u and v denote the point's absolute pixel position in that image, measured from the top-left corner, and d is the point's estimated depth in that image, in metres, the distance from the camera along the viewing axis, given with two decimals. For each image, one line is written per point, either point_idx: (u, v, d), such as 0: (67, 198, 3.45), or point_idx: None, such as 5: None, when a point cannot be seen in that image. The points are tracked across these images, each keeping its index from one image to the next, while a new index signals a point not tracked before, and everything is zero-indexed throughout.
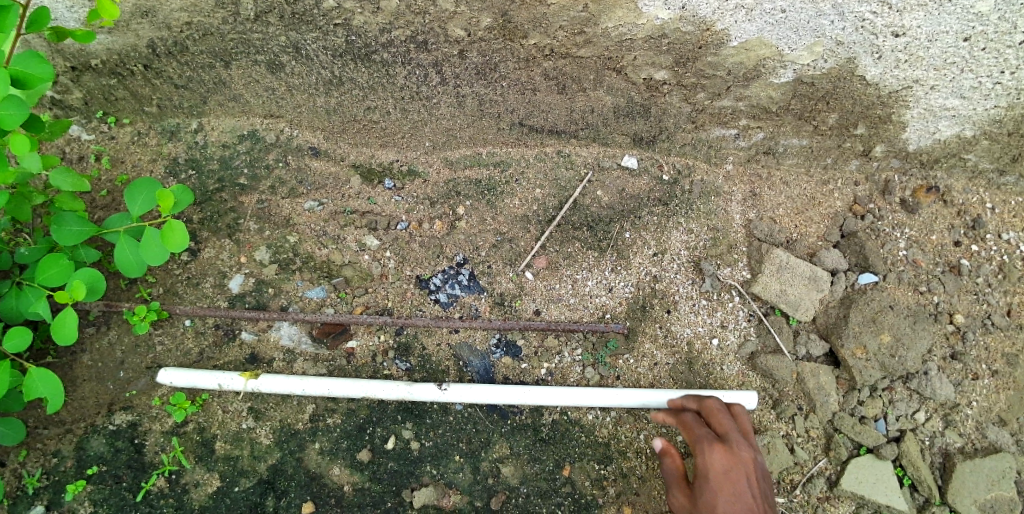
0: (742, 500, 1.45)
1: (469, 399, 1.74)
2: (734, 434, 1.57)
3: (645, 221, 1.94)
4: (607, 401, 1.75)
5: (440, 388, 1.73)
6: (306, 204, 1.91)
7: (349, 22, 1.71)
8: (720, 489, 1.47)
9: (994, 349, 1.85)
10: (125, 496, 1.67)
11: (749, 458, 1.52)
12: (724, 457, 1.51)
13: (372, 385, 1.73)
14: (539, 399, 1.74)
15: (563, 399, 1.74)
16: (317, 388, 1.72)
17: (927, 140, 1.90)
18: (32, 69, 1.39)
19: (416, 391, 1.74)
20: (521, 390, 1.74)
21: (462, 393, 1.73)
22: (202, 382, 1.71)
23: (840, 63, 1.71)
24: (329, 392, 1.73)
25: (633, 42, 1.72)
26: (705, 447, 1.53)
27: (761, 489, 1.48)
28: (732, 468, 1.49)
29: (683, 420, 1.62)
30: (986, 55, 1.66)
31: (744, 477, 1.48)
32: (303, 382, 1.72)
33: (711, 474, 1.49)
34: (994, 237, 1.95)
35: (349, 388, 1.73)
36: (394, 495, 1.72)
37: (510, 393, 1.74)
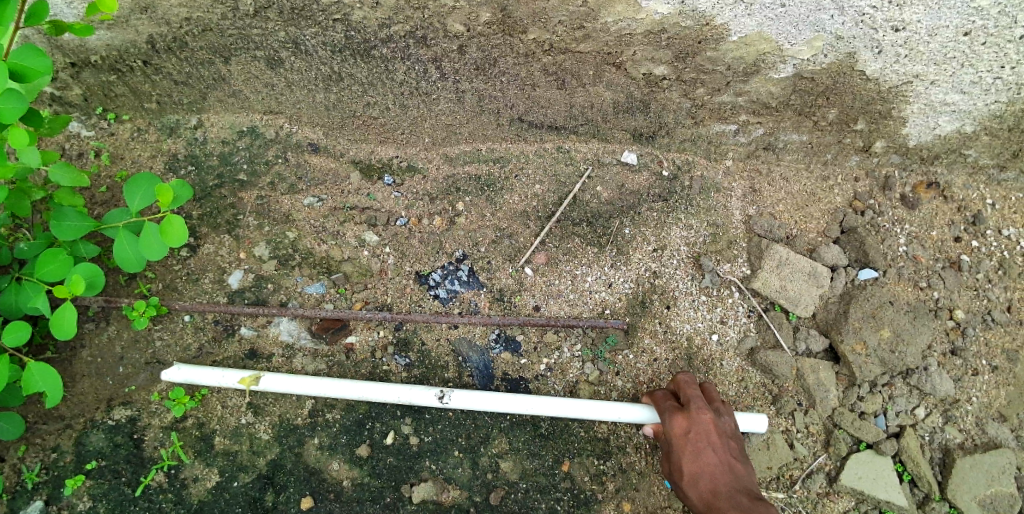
0: (702, 457, 1.57)
1: (471, 406, 1.70)
2: (695, 396, 1.64)
3: (645, 217, 1.94)
4: (618, 416, 1.69)
5: (439, 398, 1.69)
6: (305, 200, 1.91)
7: (348, 17, 1.70)
8: (682, 451, 1.58)
9: (994, 345, 1.85)
10: (124, 490, 1.67)
11: (709, 417, 1.60)
12: (684, 421, 1.60)
13: (367, 388, 1.69)
14: (546, 410, 1.70)
15: (571, 411, 1.70)
16: (313, 389, 1.69)
17: (928, 135, 1.90)
18: (31, 62, 1.39)
19: (415, 398, 1.70)
20: (528, 400, 1.70)
21: (462, 400, 1.69)
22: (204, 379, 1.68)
23: (840, 58, 1.70)
24: (325, 393, 1.70)
25: (632, 37, 1.72)
26: (666, 416, 1.62)
27: (722, 444, 1.58)
28: (692, 429, 1.59)
29: (651, 394, 1.70)
30: (987, 50, 1.65)
31: (704, 435, 1.58)
32: (299, 382, 1.69)
33: (674, 440, 1.59)
34: (994, 233, 1.95)
35: (344, 390, 1.69)
36: (393, 490, 1.72)
37: (516, 403, 1.70)
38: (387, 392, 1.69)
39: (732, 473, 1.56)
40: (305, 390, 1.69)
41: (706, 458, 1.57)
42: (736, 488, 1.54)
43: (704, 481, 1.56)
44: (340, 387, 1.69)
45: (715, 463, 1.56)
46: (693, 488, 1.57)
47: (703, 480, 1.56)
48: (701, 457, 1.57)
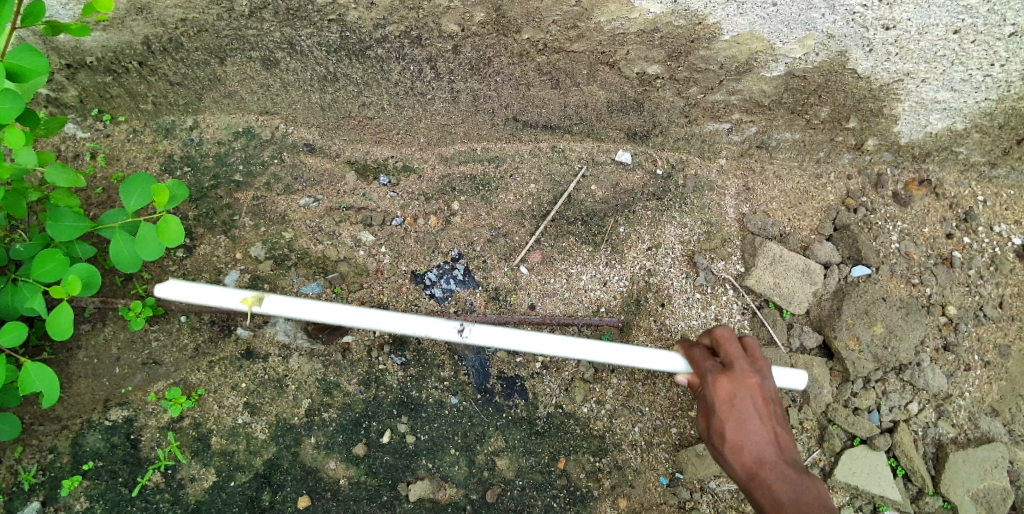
0: (748, 423, 1.39)
1: (492, 343, 1.56)
2: (741, 356, 1.45)
3: (639, 216, 1.95)
4: (654, 363, 1.54)
5: (460, 331, 1.54)
6: (302, 200, 1.91)
7: (343, 18, 1.71)
8: (725, 416, 1.40)
9: (986, 340, 1.87)
10: (121, 491, 1.67)
11: (756, 380, 1.42)
12: (728, 384, 1.41)
13: (379, 317, 1.52)
14: (576, 353, 1.54)
15: (606, 355, 1.54)
16: (317, 315, 1.52)
17: (919, 133, 1.92)
18: (27, 62, 1.39)
19: (433, 331, 1.54)
20: (560, 342, 1.54)
21: (483, 336, 1.54)
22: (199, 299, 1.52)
23: (832, 56, 1.71)
24: (332, 320, 1.53)
25: (626, 36, 1.72)
26: (709, 378, 1.43)
27: (769, 410, 1.41)
28: (737, 392, 1.40)
29: (690, 354, 1.51)
30: (976, 48, 1.66)
31: (750, 401, 1.40)
32: (301, 306, 1.52)
33: (716, 404, 1.41)
34: (986, 229, 1.97)
35: (352, 319, 1.52)
36: (390, 489, 1.72)
37: (548, 344, 1.53)
38: (401, 324, 1.53)
39: (779, 445, 1.39)
40: (308, 315, 1.52)
41: (752, 426, 1.39)
42: (784, 461, 1.37)
43: (749, 452, 1.38)
44: (348, 314, 1.52)
45: (761, 431, 1.38)
46: (735, 457, 1.38)
47: (747, 450, 1.38)
48: (746, 425, 1.39)
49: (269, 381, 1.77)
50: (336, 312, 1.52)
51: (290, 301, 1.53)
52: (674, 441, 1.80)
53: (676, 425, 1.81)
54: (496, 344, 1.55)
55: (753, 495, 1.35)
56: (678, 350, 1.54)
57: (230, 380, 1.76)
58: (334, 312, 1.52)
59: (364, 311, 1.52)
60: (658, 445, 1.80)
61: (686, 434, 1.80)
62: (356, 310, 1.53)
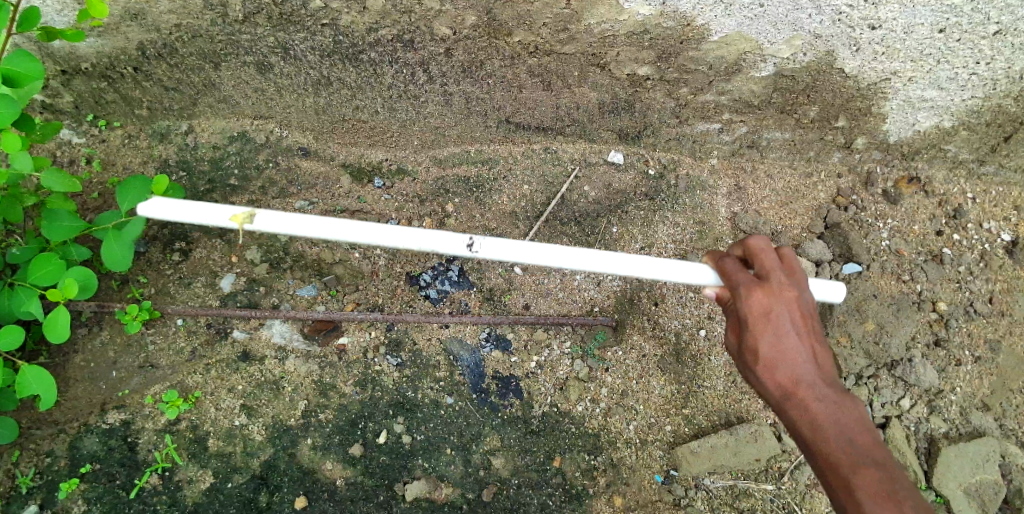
0: (784, 341, 1.32)
1: (502, 256, 1.47)
2: (776, 267, 1.35)
3: (632, 216, 1.97)
4: (679, 276, 1.43)
5: (469, 247, 1.45)
6: (297, 203, 1.93)
7: (336, 22, 1.73)
8: (760, 334, 1.32)
9: (976, 336, 1.89)
10: (118, 493, 1.68)
11: (793, 291, 1.34)
12: (764, 295, 1.32)
13: (386, 231, 1.43)
14: (598, 265, 1.44)
15: (626, 268, 1.44)
16: (315, 231, 1.44)
17: (907, 131, 1.94)
18: (22, 67, 1.41)
19: (443, 246, 1.45)
20: (574, 253, 1.44)
21: (494, 249, 1.46)
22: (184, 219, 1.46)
23: (819, 56, 1.73)
24: (332, 236, 1.45)
25: (616, 38, 1.74)
26: (743, 293, 1.33)
27: (806, 326, 1.34)
28: (774, 308, 1.32)
29: (719, 264, 1.40)
30: (962, 46, 1.68)
31: (787, 314, 1.32)
32: (298, 221, 1.44)
33: (750, 319, 1.32)
34: (975, 226, 1.99)
35: (355, 235, 1.44)
36: (386, 489, 1.73)
37: (560, 256, 1.44)
38: (409, 239, 1.43)
39: (816, 360, 1.33)
40: (305, 231, 1.44)
41: (790, 341, 1.32)
42: (821, 378, 1.32)
43: (786, 369, 1.32)
44: (352, 230, 1.43)
45: (799, 348, 1.32)
46: (769, 375, 1.33)
47: (783, 367, 1.32)
48: (783, 339, 1.32)
49: (265, 383, 1.78)
50: (338, 227, 1.43)
51: (286, 215, 1.45)
52: (668, 438, 1.82)
53: (670, 423, 1.83)
54: (508, 258, 1.47)
55: (789, 413, 1.31)
56: (706, 261, 1.43)
57: (227, 382, 1.77)
58: (337, 228, 1.43)
59: (369, 226, 1.43)
60: (653, 443, 1.81)
61: (680, 431, 1.83)
62: (359, 225, 1.44)
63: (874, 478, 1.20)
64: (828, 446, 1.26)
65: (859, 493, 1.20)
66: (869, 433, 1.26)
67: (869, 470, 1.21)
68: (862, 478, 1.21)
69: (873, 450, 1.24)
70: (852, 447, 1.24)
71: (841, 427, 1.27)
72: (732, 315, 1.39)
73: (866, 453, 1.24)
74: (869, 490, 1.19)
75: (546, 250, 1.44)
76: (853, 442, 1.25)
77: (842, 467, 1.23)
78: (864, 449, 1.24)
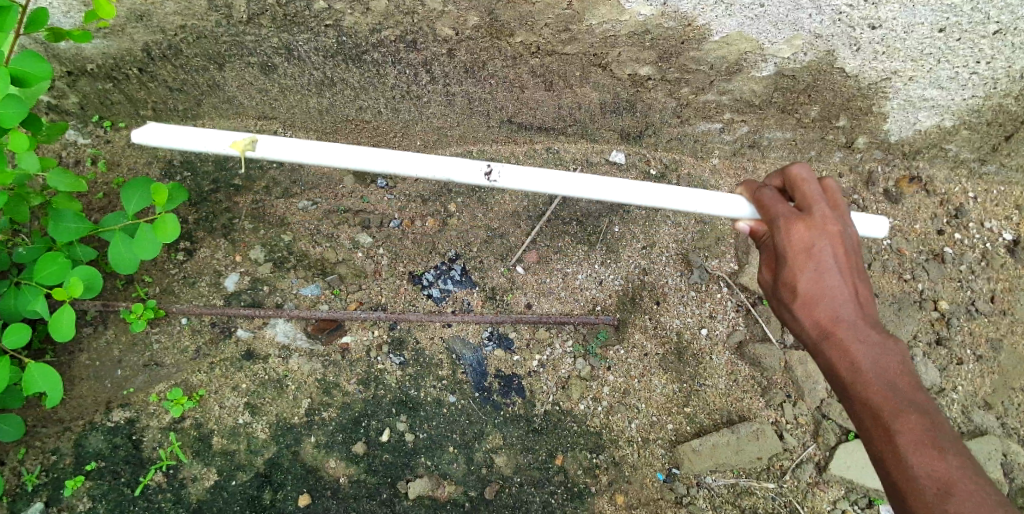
0: (824, 276, 1.32)
1: (523, 186, 1.51)
2: (821, 202, 1.36)
3: (633, 216, 1.99)
4: (712, 208, 1.49)
5: (488, 176, 1.49)
6: (301, 204, 1.94)
7: (339, 23, 1.74)
8: (799, 268, 1.33)
9: (978, 334, 1.90)
10: (123, 491, 1.69)
11: (836, 227, 1.34)
12: (806, 230, 1.33)
13: (396, 157, 1.47)
14: (632, 197, 1.50)
15: (655, 199, 1.49)
16: (321, 157, 1.48)
17: (908, 130, 1.94)
18: (31, 68, 1.43)
19: (455, 173, 1.49)
20: (605, 183, 1.49)
21: (515, 178, 1.49)
22: (187, 145, 1.49)
23: (819, 56, 1.74)
24: (337, 163, 1.49)
25: (617, 39, 1.75)
26: (783, 224, 1.35)
27: (849, 263, 1.34)
28: (816, 242, 1.32)
29: (759, 197, 1.41)
30: (962, 46, 1.68)
31: (829, 250, 1.33)
32: (302, 147, 1.48)
33: (790, 252, 1.34)
34: (977, 226, 2.01)
35: (363, 161, 1.48)
36: (389, 487, 1.74)
37: (592, 186, 1.48)
38: (418, 166, 1.48)
39: (858, 300, 1.33)
40: (309, 158, 1.48)
41: (831, 278, 1.32)
42: (863, 316, 1.32)
43: (825, 307, 1.32)
44: (360, 155, 1.47)
45: (839, 285, 1.32)
46: (806, 311, 1.33)
47: (822, 304, 1.32)
48: (824, 276, 1.32)
49: (269, 382, 1.79)
50: (345, 153, 1.47)
51: (291, 142, 1.49)
52: (670, 437, 1.82)
53: (672, 421, 1.83)
54: (530, 188, 1.51)
55: (826, 352, 1.32)
56: (742, 193, 1.47)
57: (231, 381, 1.78)
58: (343, 154, 1.47)
59: (379, 152, 1.48)
60: (654, 441, 1.82)
61: (682, 429, 1.83)
62: (368, 152, 1.48)
63: (915, 422, 1.21)
64: (866, 387, 1.27)
65: (898, 436, 1.21)
66: (909, 376, 1.27)
67: (910, 414, 1.22)
68: (904, 423, 1.22)
69: (914, 394, 1.25)
70: (893, 390, 1.25)
71: (882, 369, 1.27)
72: (770, 250, 1.40)
73: (908, 397, 1.25)
74: (910, 434, 1.20)
75: (577, 179, 1.48)
76: (894, 384, 1.26)
77: (882, 410, 1.24)
78: (904, 392, 1.25)
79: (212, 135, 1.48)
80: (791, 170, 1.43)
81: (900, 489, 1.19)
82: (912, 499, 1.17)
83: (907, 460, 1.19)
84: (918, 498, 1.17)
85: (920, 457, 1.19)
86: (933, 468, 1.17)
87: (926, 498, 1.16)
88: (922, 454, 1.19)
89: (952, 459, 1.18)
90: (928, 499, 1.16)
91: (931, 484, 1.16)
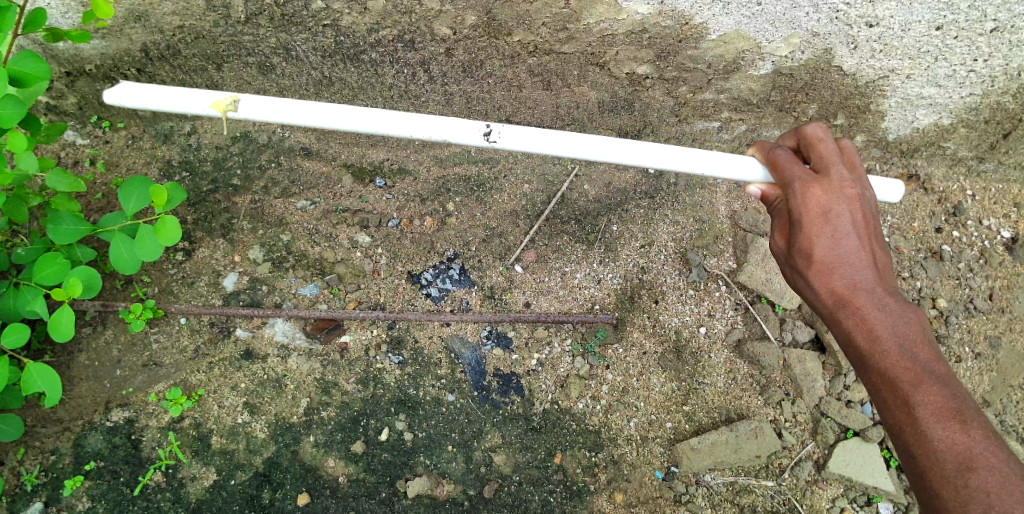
0: (842, 243, 1.33)
1: (523, 147, 1.50)
2: (837, 167, 1.36)
3: (632, 214, 1.99)
4: (728, 171, 1.47)
5: (488, 137, 1.49)
6: (299, 203, 1.94)
7: (337, 23, 1.74)
8: (816, 234, 1.34)
9: (977, 332, 1.92)
10: (123, 490, 1.69)
11: (852, 192, 1.35)
12: (823, 196, 1.34)
13: (382, 117, 1.47)
14: (647, 159, 1.48)
15: (659, 159, 1.48)
16: (310, 118, 1.47)
17: (906, 128, 1.94)
18: (29, 68, 1.43)
19: (452, 134, 1.49)
20: (611, 143, 1.48)
21: (515, 139, 1.48)
22: (166, 106, 1.49)
23: (817, 54, 1.74)
24: (326, 124, 1.48)
25: (615, 37, 1.75)
26: (800, 189, 1.34)
27: (865, 229, 1.35)
28: (833, 208, 1.33)
29: (772, 158, 1.40)
30: (959, 44, 1.68)
31: (846, 217, 1.34)
32: (290, 107, 1.47)
33: (807, 218, 1.34)
34: (975, 223, 2.01)
35: (354, 121, 1.47)
36: (388, 485, 1.74)
37: (595, 146, 1.47)
38: (413, 126, 1.48)
39: (874, 267, 1.34)
40: (298, 118, 1.48)
41: (848, 246, 1.33)
42: (879, 284, 1.33)
43: (842, 275, 1.33)
44: (352, 115, 1.47)
45: (856, 252, 1.33)
46: (823, 279, 1.34)
47: (839, 272, 1.33)
48: (840, 243, 1.33)
49: (268, 381, 1.79)
50: (336, 113, 1.47)
51: (272, 102, 1.48)
52: (668, 435, 1.82)
53: (671, 420, 1.84)
54: (530, 148, 1.50)
55: (843, 321, 1.33)
56: (757, 155, 1.46)
57: (230, 380, 1.79)
58: (333, 114, 1.47)
59: (373, 112, 1.47)
60: (653, 440, 1.82)
61: (681, 428, 1.83)
62: (362, 112, 1.48)
63: (935, 393, 1.23)
64: (884, 357, 1.28)
65: (919, 408, 1.23)
66: (928, 344, 1.28)
67: (930, 385, 1.24)
68: (925, 395, 1.23)
69: (933, 364, 1.26)
70: (913, 361, 1.26)
71: (901, 339, 1.28)
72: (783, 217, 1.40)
73: (927, 367, 1.26)
74: (930, 406, 1.22)
75: (580, 138, 1.47)
76: (913, 354, 1.27)
77: (901, 381, 1.26)
78: (924, 362, 1.26)
79: (191, 96, 1.48)
80: (805, 132, 1.43)
81: (919, 460, 1.21)
82: (932, 472, 1.19)
83: (928, 432, 1.21)
84: (938, 471, 1.19)
85: (941, 429, 1.20)
86: (953, 440, 1.19)
87: (947, 470, 1.18)
88: (943, 426, 1.21)
89: (975, 432, 1.20)
90: (949, 471, 1.18)
91: (952, 456, 1.18)
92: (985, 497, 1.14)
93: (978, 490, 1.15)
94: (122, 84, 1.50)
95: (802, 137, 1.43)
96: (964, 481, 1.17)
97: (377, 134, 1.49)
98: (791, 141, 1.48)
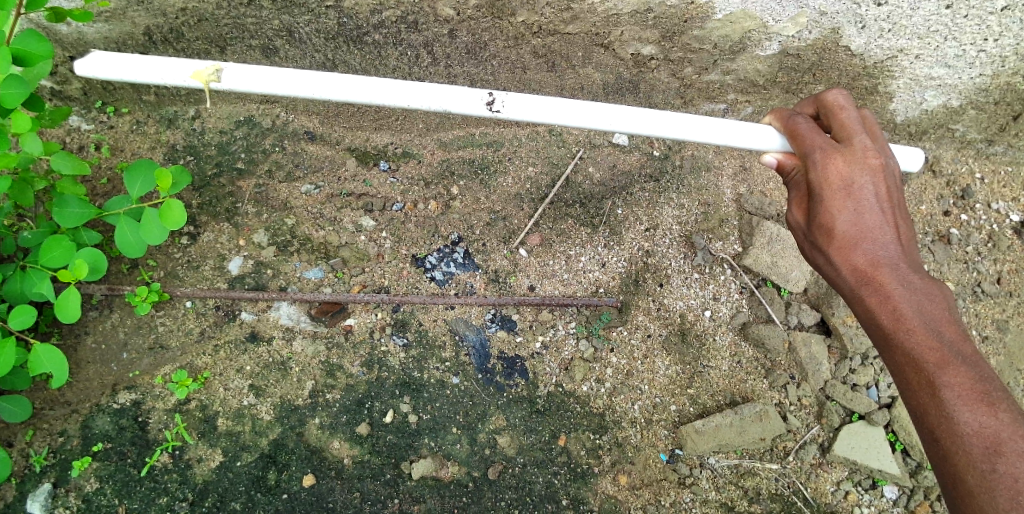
0: (863, 215, 1.32)
1: (526, 116, 1.48)
2: (860, 137, 1.35)
3: (637, 198, 1.98)
4: (744, 141, 1.46)
5: (491, 108, 1.47)
6: (303, 187, 1.94)
7: (340, 4, 1.74)
8: (837, 208, 1.32)
9: (985, 316, 1.91)
10: (129, 471, 1.71)
11: (874, 163, 1.33)
12: (844, 167, 1.33)
13: (385, 87, 1.46)
14: (662, 130, 1.47)
15: (670, 129, 1.47)
16: (297, 88, 1.47)
17: (915, 110, 1.92)
18: (33, 48, 1.43)
19: (454, 104, 1.48)
20: (624, 111, 1.46)
21: (519, 108, 1.47)
22: (144, 77, 1.48)
23: (825, 34, 1.72)
24: (316, 94, 1.47)
25: (620, 17, 1.74)
26: (821, 158, 1.34)
27: (890, 202, 1.34)
28: (854, 179, 1.32)
29: (791, 127, 1.40)
30: (968, 22, 1.65)
31: (868, 190, 1.32)
32: (273, 76, 1.46)
33: (828, 189, 1.33)
34: (984, 207, 2.00)
35: (349, 91, 1.46)
36: (393, 467, 1.75)
37: (608, 115, 1.46)
38: (411, 95, 1.46)
39: (899, 243, 1.32)
40: (284, 89, 1.47)
41: (870, 219, 1.32)
42: (904, 261, 1.30)
43: (865, 250, 1.31)
44: (348, 85, 1.46)
45: (879, 225, 1.32)
46: (844, 255, 1.32)
47: (861, 247, 1.31)
48: (863, 217, 1.31)
49: (273, 364, 1.80)
50: (332, 83, 1.46)
51: (256, 72, 1.47)
52: (673, 418, 1.82)
53: (676, 403, 1.83)
54: (536, 118, 1.48)
55: (864, 298, 1.30)
56: (774, 123, 1.46)
57: (236, 362, 1.80)
58: (327, 84, 1.46)
59: (371, 82, 1.46)
60: (657, 423, 1.82)
61: (685, 411, 1.83)
62: (358, 82, 1.47)
63: (962, 375, 1.19)
64: (909, 336, 1.25)
65: (945, 390, 1.19)
66: (953, 324, 1.26)
67: (956, 366, 1.21)
68: (950, 376, 1.20)
69: (959, 344, 1.23)
70: (937, 339, 1.23)
71: (925, 317, 1.25)
72: (801, 189, 1.39)
73: (953, 347, 1.23)
74: (956, 388, 1.19)
75: (585, 107, 1.46)
76: (938, 334, 1.24)
77: (927, 362, 1.22)
78: (950, 342, 1.23)
79: (168, 67, 1.46)
80: (826, 102, 1.42)
81: (943, 445, 1.18)
82: (958, 457, 1.16)
83: (953, 415, 1.18)
84: (965, 456, 1.15)
85: (968, 413, 1.17)
86: (981, 423, 1.16)
87: (973, 454, 1.15)
88: (969, 409, 1.17)
89: (1004, 415, 1.16)
90: (976, 456, 1.14)
91: (979, 440, 1.15)
92: (1012, 483, 1.11)
93: (1005, 475, 1.11)
94: (95, 54, 1.48)
95: (823, 108, 1.43)
96: (992, 466, 1.13)
97: (372, 104, 1.48)
98: (811, 111, 1.47)
